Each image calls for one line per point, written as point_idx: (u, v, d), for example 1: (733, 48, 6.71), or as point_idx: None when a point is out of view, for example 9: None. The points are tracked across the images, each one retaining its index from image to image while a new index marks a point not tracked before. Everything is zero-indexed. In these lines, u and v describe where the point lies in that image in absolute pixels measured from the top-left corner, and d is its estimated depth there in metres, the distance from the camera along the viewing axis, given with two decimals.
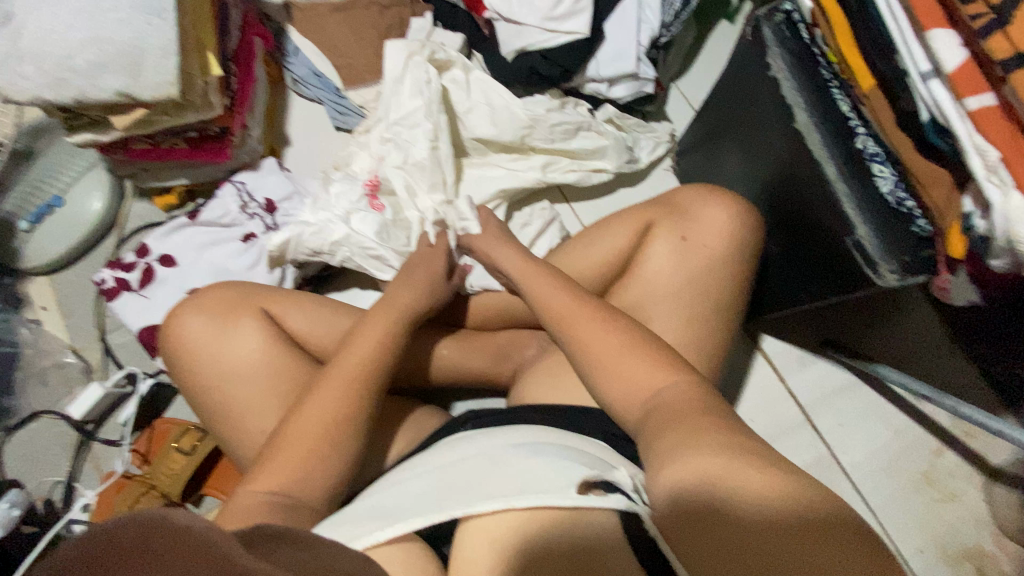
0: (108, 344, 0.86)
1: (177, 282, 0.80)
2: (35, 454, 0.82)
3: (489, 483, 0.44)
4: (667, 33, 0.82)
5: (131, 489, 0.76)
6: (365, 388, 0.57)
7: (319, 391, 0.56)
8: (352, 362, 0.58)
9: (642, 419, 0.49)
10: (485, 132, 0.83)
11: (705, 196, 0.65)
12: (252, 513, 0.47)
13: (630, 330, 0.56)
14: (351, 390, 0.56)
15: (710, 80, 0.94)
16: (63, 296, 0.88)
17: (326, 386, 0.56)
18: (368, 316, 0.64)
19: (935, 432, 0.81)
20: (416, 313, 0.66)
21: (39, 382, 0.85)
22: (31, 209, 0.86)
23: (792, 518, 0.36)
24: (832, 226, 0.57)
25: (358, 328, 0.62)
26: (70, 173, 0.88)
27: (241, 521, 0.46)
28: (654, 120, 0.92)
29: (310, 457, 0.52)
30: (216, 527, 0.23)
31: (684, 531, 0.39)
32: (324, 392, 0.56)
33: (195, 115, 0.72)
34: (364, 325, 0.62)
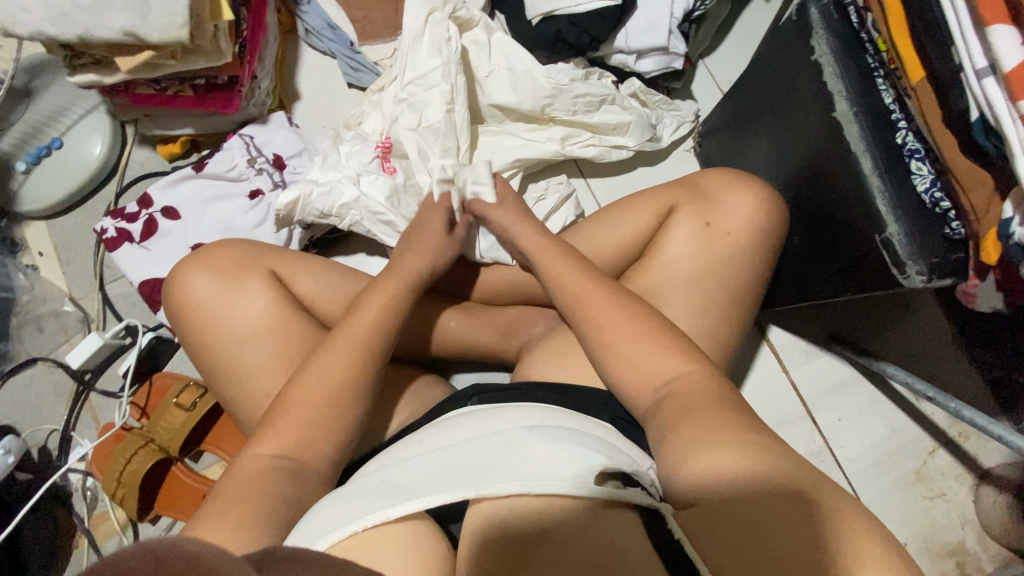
0: (106, 295, 0.84)
1: (180, 236, 0.78)
2: (31, 401, 0.81)
3: (502, 464, 0.44)
4: (702, 6, 0.79)
5: (130, 442, 0.75)
6: (372, 355, 0.56)
7: (325, 353, 0.55)
8: (362, 330, 0.57)
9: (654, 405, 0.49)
10: (505, 100, 0.80)
11: (732, 181, 0.63)
12: (255, 485, 0.47)
13: (647, 315, 0.55)
14: (355, 354, 0.56)
15: (739, 59, 0.90)
16: (61, 242, 0.85)
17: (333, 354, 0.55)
18: (377, 285, 0.62)
19: (931, 432, 0.82)
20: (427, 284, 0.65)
21: (35, 329, 0.84)
22: (29, 149, 0.83)
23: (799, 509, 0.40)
24: (861, 221, 0.55)
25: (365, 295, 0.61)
26: (72, 115, 0.85)
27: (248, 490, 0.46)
28: (679, 98, 0.89)
29: (317, 427, 0.52)
30: (222, 554, 0.24)
31: (708, 535, 0.40)
32: (333, 360, 0.55)
33: (203, 61, 0.69)
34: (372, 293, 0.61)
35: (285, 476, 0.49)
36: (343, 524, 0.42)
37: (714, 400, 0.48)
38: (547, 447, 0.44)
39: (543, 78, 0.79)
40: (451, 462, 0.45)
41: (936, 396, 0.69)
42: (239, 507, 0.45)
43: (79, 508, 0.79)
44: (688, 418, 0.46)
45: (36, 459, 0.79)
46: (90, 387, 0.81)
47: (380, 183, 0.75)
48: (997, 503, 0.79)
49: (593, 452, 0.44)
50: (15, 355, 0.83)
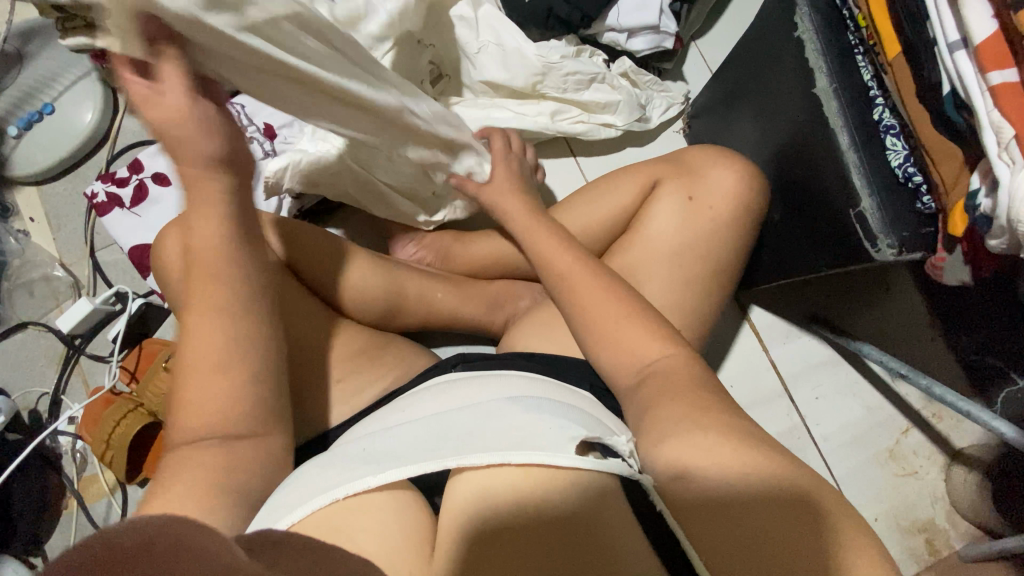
0: (97, 261, 0.85)
1: (170, 202, 0.78)
2: (22, 364, 0.82)
3: (483, 435, 0.45)
4: None
5: (119, 406, 0.76)
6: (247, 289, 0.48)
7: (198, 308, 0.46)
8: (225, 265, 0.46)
9: (636, 386, 0.51)
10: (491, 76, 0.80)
11: (716, 157, 0.64)
12: (209, 455, 0.45)
13: (627, 291, 0.57)
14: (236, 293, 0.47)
15: (731, 41, 0.91)
16: (51, 208, 0.86)
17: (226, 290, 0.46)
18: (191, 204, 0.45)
19: (906, 412, 0.84)
20: None
21: (27, 293, 0.84)
22: (20, 115, 0.84)
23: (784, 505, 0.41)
24: (838, 196, 0.56)
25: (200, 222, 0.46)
26: (64, 82, 0.85)
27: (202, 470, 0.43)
28: (670, 79, 0.90)
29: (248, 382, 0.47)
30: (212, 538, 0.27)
31: (694, 511, 0.42)
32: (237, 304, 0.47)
33: None
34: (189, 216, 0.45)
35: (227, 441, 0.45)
36: (323, 491, 0.43)
37: (689, 377, 0.50)
38: (529, 420, 0.46)
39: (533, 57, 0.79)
40: (433, 431, 0.47)
41: (908, 373, 0.71)
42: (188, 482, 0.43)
43: (69, 470, 0.81)
44: (662, 393, 0.49)
45: (26, 420, 0.80)
46: (80, 352, 0.82)
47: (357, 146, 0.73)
48: (967, 482, 0.80)
49: (573, 426, 0.45)
50: (6, 319, 0.84)
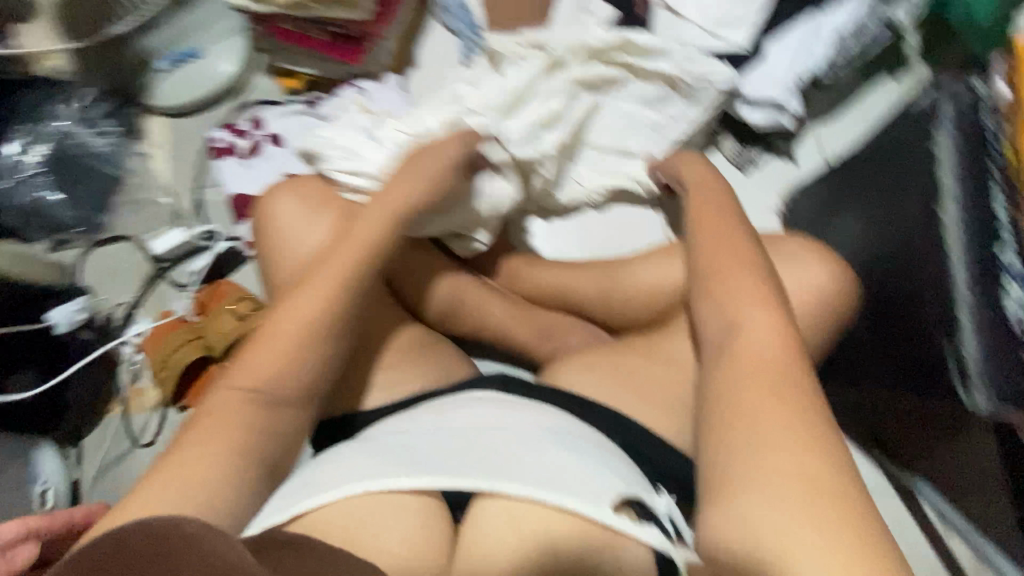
0: (199, 197, 0.92)
1: (279, 162, 0.85)
2: (112, 270, 0.92)
3: (516, 462, 0.45)
4: (827, 72, 0.80)
5: (180, 333, 0.83)
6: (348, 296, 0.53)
7: (297, 293, 0.52)
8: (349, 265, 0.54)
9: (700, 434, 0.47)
10: (540, 109, 0.79)
11: (805, 249, 0.63)
12: (230, 417, 0.45)
13: (771, 285, 0.51)
14: (335, 290, 0.52)
15: (856, 130, 0.86)
16: (175, 139, 0.96)
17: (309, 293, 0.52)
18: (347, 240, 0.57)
19: (950, 567, 0.77)
20: None
21: (133, 209, 0.93)
22: (174, 52, 0.94)
23: None
24: (938, 326, 0.53)
25: (343, 239, 0.58)
26: (215, 32, 0.94)
27: (225, 427, 0.45)
28: (780, 155, 0.87)
29: (267, 347, 0.49)
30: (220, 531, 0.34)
31: None
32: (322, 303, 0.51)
33: (344, 12, 0.75)
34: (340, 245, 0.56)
35: (262, 406, 0.47)
36: (356, 479, 0.44)
37: None
38: (568, 460, 0.45)
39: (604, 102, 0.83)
40: (469, 445, 0.47)
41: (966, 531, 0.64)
42: (218, 444, 0.43)
43: (124, 378, 0.88)
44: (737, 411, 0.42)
45: (101, 322, 0.89)
46: (164, 275, 0.90)
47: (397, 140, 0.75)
48: None
49: (616, 478, 0.45)
50: (111, 228, 0.93)
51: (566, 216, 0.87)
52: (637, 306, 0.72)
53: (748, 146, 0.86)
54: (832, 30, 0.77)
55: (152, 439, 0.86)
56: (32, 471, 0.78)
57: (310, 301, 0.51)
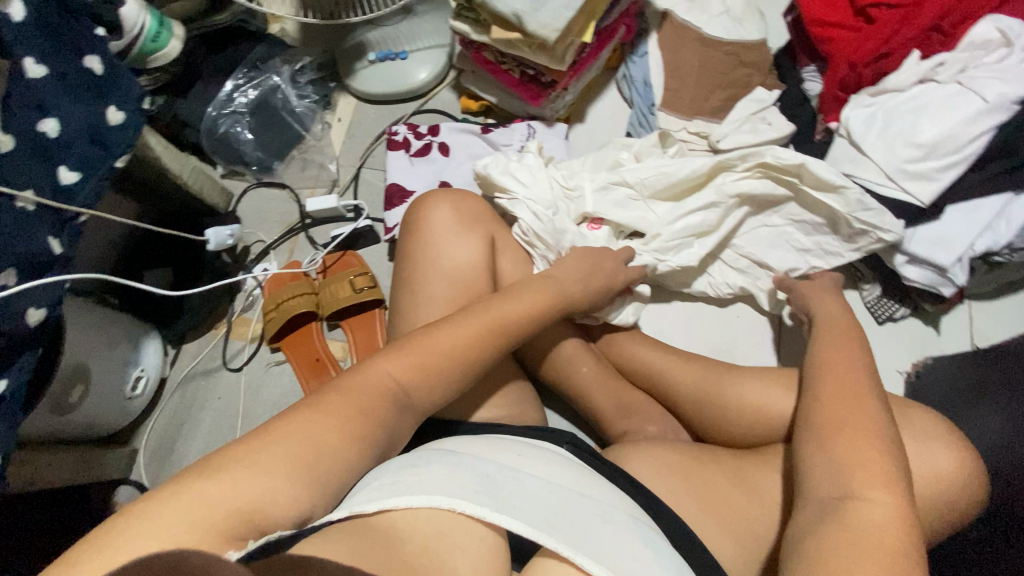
0: (358, 174, 1.02)
1: (437, 169, 0.93)
2: (265, 210, 1.03)
3: (594, 539, 0.44)
4: (1006, 254, 0.75)
5: (300, 285, 0.90)
6: (501, 337, 0.59)
7: (467, 317, 0.58)
8: (515, 317, 0.61)
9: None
10: (697, 210, 0.80)
11: (937, 430, 0.58)
12: (374, 392, 0.49)
13: (894, 455, 0.48)
14: (493, 327, 0.58)
15: (1018, 324, 0.80)
16: (356, 119, 1.07)
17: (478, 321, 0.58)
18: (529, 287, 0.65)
19: None
20: (573, 298, 0.68)
21: (300, 165, 1.05)
22: (382, 48, 1.04)
23: None
24: None
25: (521, 286, 0.65)
26: (423, 42, 1.05)
27: (369, 399, 0.48)
28: (923, 319, 0.82)
29: (425, 352, 0.54)
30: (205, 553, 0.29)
31: None
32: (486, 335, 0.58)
33: (545, 60, 0.82)
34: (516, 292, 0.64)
35: (398, 402, 0.50)
36: (446, 496, 0.43)
37: None
38: (646, 559, 0.44)
39: (773, 219, 0.82)
40: (551, 501, 0.46)
41: None
42: (356, 411, 0.47)
43: (237, 305, 0.98)
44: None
45: (239, 251, 0.99)
46: (304, 230, 0.99)
47: (559, 193, 0.80)
48: None
49: None
50: (277, 175, 1.04)
51: (679, 305, 0.87)
52: (730, 421, 0.69)
53: (891, 298, 0.81)
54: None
55: (239, 366, 0.94)
56: (138, 355, 0.88)
57: (478, 331, 0.57)
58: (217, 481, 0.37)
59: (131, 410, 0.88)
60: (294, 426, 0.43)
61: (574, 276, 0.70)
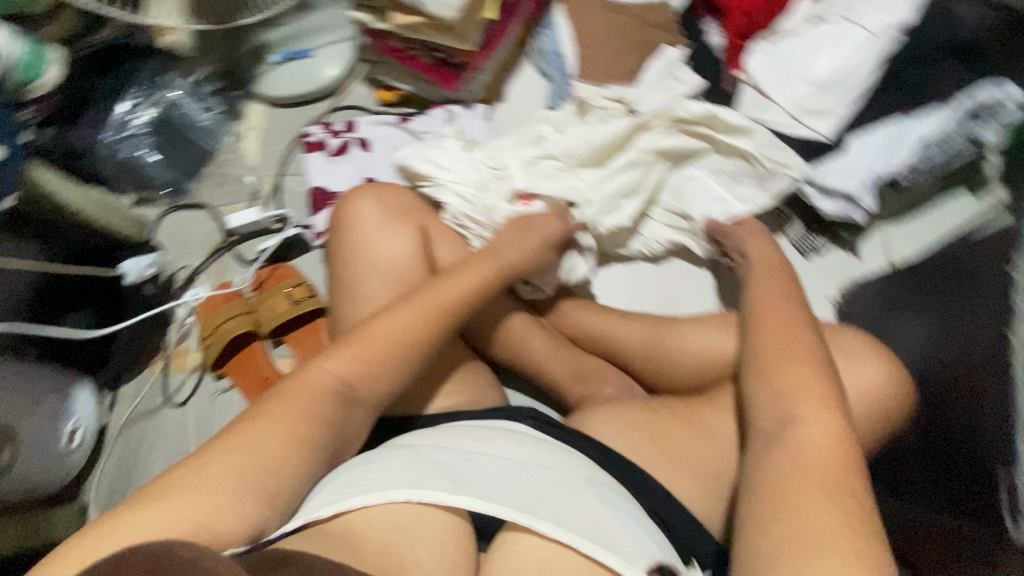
0: (279, 183, 0.98)
1: (360, 165, 0.90)
2: (184, 234, 0.97)
3: (556, 506, 0.44)
4: (910, 177, 0.79)
5: (234, 306, 0.86)
6: (447, 318, 0.57)
7: (411, 300, 0.56)
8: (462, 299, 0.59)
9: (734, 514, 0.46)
10: (624, 174, 0.82)
11: (864, 348, 0.62)
12: (317, 393, 0.47)
13: (829, 372, 0.51)
14: (438, 311, 0.57)
15: (926, 239, 0.86)
16: (268, 126, 1.02)
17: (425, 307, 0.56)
18: (466, 269, 0.63)
19: None
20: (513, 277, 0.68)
21: (216, 182, 0.99)
22: (287, 49, 1.01)
23: None
24: (990, 454, 0.54)
25: (462, 266, 0.64)
26: (326, 38, 1.01)
27: (312, 401, 0.47)
28: (843, 247, 0.86)
29: (371, 342, 0.52)
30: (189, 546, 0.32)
31: None
32: (431, 321, 0.56)
33: (452, 41, 0.80)
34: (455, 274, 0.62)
35: (343, 400, 0.49)
36: (401, 489, 0.43)
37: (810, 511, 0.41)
38: (610, 519, 0.45)
39: (692, 171, 0.85)
40: (510, 475, 0.46)
41: None
42: (298, 417, 0.45)
43: (171, 337, 0.93)
44: (776, 507, 0.42)
45: (163, 280, 0.93)
46: (230, 248, 0.95)
47: (483, 173, 0.79)
48: None
49: (649, 542, 0.45)
50: (192, 195, 0.99)
51: (623, 268, 0.89)
52: (679, 370, 0.72)
53: (813, 233, 0.86)
54: (917, 137, 0.77)
55: (183, 400, 0.89)
56: (68, 406, 0.81)
57: (424, 320, 0.55)
58: (155, 506, 0.36)
59: (73, 464, 0.82)
60: (234, 441, 0.41)
61: (514, 248, 0.69)
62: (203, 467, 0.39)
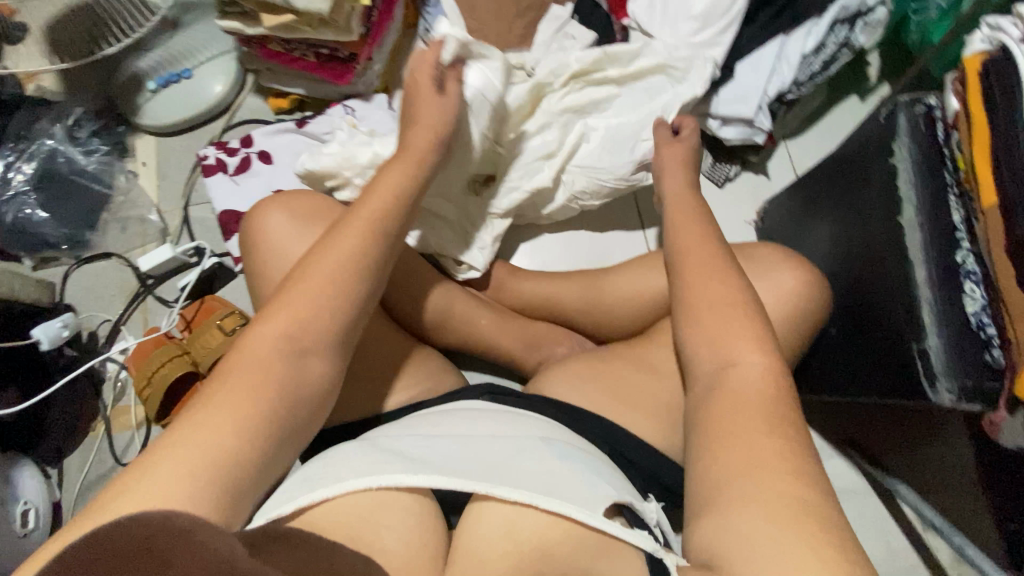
0: (187, 215, 0.94)
1: (266, 179, 0.87)
2: (96, 288, 0.92)
3: (512, 472, 0.45)
4: (796, 91, 0.84)
5: (166, 350, 0.82)
6: (382, 233, 0.53)
7: (337, 231, 0.51)
8: (388, 214, 0.54)
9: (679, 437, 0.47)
10: (535, 140, 0.83)
11: (780, 260, 0.65)
12: (261, 361, 0.44)
13: (741, 277, 0.52)
14: (369, 231, 0.52)
15: (822, 149, 0.93)
16: (163, 158, 0.97)
17: (351, 237, 0.51)
18: (374, 193, 0.55)
19: (930, 566, 0.79)
20: None
21: (118, 226, 0.93)
22: (162, 73, 0.95)
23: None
24: (901, 326, 0.56)
25: (379, 174, 0.58)
26: (204, 54, 0.96)
27: (257, 369, 0.44)
28: (752, 170, 0.92)
29: (298, 292, 0.48)
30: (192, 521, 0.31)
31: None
32: (360, 248, 0.51)
33: (332, 34, 0.77)
34: (371, 191, 0.56)
35: (290, 355, 0.45)
36: (359, 476, 0.42)
37: (751, 412, 0.43)
38: (563, 470, 0.46)
39: (595, 121, 0.84)
40: (464, 452, 0.47)
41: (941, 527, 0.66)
42: (246, 390, 0.42)
43: (106, 396, 0.88)
44: (710, 418, 0.44)
45: (84, 340, 0.88)
46: (149, 292, 0.90)
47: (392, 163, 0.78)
48: None
49: (604, 488, 0.46)
50: (95, 245, 0.93)
51: (554, 231, 0.91)
52: (618, 315, 0.75)
53: (721, 161, 0.90)
54: (798, 53, 0.80)
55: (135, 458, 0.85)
56: (13, 488, 0.77)
57: (354, 248, 0.50)
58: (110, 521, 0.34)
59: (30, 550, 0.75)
60: (177, 438, 0.39)
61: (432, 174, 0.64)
62: (150, 472, 0.37)
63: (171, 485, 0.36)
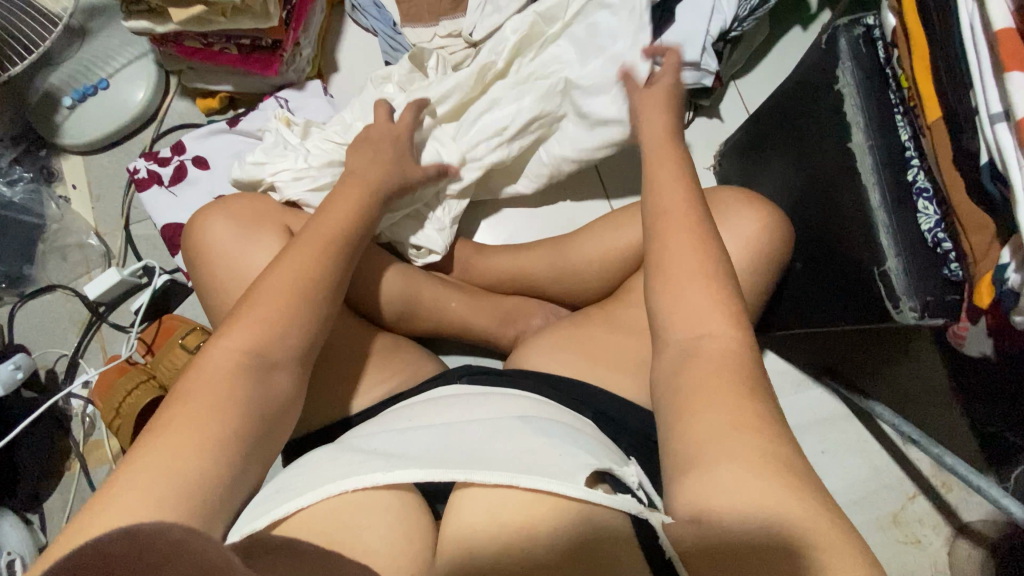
0: (130, 235, 0.89)
1: (206, 186, 0.83)
2: (45, 324, 0.87)
3: (494, 455, 0.43)
4: (739, 27, 0.82)
5: (130, 377, 0.79)
6: (340, 251, 0.53)
7: (294, 247, 0.51)
8: (342, 231, 0.55)
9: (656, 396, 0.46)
10: (482, 111, 0.80)
11: (739, 202, 0.65)
12: (223, 376, 0.42)
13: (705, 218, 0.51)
14: (327, 249, 0.52)
15: (770, 84, 0.92)
16: (94, 179, 0.91)
17: (313, 255, 0.51)
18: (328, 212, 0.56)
19: (915, 477, 0.82)
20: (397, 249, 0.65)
21: (59, 256, 0.88)
22: (76, 87, 0.88)
23: (763, 535, 0.35)
24: (863, 254, 0.56)
25: (330, 198, 0.59)
26: (119, 61, 0.90)
27: (217, 385, 0.42)
28: (705, 115, 0.91)
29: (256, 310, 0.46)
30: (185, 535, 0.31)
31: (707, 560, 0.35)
32: (320, 264, 0.51)
33: (250, 22, 0.73)
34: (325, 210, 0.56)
35: (255, 368, 0.44)
36: (336, 479, 0.41)
37: (721, 363, 0.43)
38: (540, 441, 0.45)
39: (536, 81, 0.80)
40: (444, 441, 0.46)
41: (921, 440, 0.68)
42: (207, 408, 0.40)
43: (77, 433, 0.85)
44: (681, 372, 0.44)
45: (43, 379, 0.84)
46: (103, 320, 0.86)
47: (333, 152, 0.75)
48: (971, 556, 0.79)
49: (584, 455, 0.44)
50: (36, 279, 0.88)
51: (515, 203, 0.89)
52: (586, 277, 0.74)
53: None
54: None
55: None
56: None
57: (311, 266, 0.50)
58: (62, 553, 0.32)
59: None
60: (132, 470, 0.36)
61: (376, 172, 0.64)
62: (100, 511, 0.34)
63: (133, 508, 0.34)
